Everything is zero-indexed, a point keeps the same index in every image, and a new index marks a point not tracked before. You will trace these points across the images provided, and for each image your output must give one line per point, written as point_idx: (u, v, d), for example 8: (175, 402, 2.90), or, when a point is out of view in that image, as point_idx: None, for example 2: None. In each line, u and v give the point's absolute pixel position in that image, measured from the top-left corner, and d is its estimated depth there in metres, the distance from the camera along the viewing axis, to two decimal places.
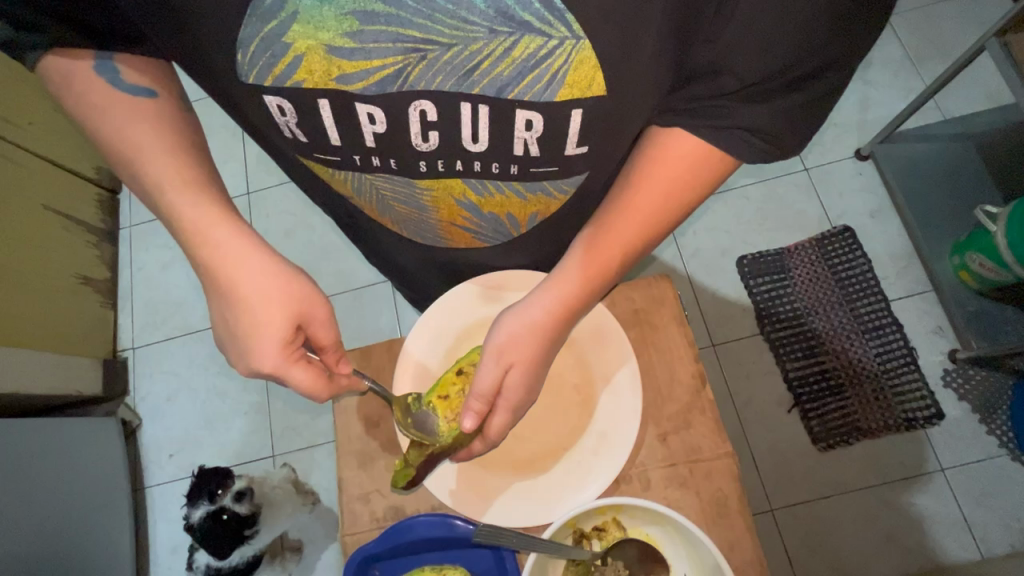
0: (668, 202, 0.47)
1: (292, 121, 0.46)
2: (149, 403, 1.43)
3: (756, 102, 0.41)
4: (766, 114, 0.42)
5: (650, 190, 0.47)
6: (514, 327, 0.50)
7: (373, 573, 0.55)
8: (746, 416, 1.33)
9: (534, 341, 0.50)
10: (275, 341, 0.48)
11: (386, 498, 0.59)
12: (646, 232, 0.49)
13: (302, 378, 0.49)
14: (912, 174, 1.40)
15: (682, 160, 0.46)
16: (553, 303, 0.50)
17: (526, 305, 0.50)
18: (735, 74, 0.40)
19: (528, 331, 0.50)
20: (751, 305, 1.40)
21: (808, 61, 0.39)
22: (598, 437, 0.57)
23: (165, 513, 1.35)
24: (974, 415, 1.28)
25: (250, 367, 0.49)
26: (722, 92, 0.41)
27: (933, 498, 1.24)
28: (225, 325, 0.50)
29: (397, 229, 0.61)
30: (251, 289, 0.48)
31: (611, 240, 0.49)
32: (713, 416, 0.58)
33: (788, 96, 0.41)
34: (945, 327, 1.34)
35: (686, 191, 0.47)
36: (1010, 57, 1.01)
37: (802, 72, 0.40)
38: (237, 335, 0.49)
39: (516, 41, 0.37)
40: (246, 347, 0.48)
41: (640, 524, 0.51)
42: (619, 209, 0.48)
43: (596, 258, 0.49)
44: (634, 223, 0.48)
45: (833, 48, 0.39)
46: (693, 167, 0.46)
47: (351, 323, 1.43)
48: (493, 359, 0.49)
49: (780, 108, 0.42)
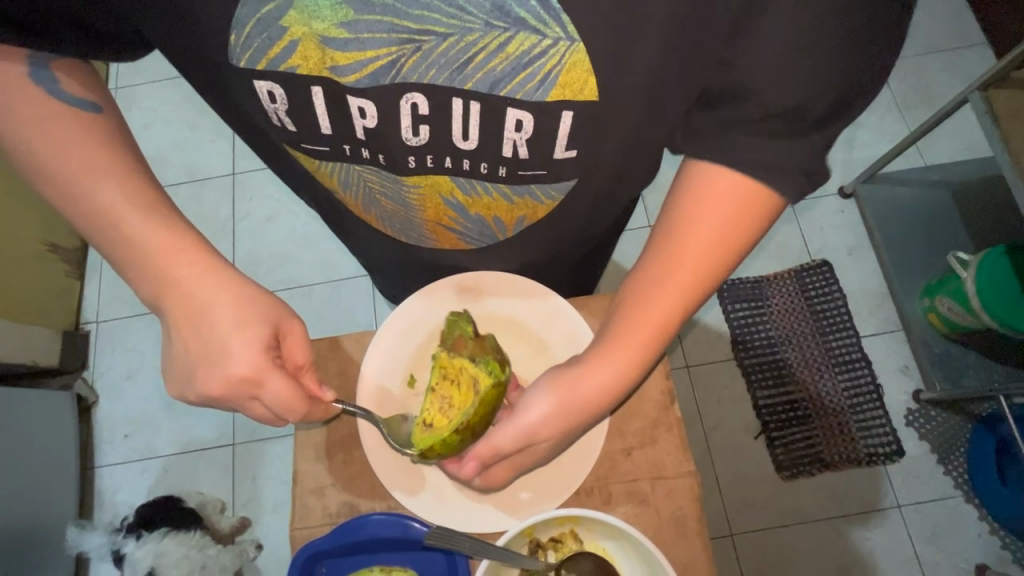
0: (703, 275, 0.46)
1: (281, 108, 0.44)
2: (108, 380, 1.38)
3: (783, 138, 0.39)
4: (798, 150, 0.39)
5: (679, 264, 0.45)
6: (532, 412, 0.49)
7: (319, 571, 0.54)
8: (714, 439, 1.34)
9: (563, 421, 0.49)
10: (253, 346, 0.47)
11: (340, 493, 0.58)
12: (697, 282, 0.46)
13: (279, 387, 0.48)
14: (892, 216, 1.44)
15: (732, 201, 0.43)
16: (565, 393, 0.49)
17: (570, 373, 0.49)
18: (758, 100, 0.38)
19: (567, 403, 0.49)
20: (727, 331, 1.41)
21: (834, 89, 0.36)
22: (564, 447, 0.56)
23: (113, 495, 1.29)
24: (933, 456, 1.31)
25: (221, 382, 0.47)
26: (743, 120, 0.39)
27: (888, 534, 1.27)
28: (188, 354, 0.48)
29: (383, 227, 0.59)
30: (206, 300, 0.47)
31: (662, 298, 0.46)
32: (679, 433, 0.58)
33: (816, 131, 0.38)
34: (911, 366, 1.37)
35: (738, 236, 0.44)
36: (992, 112, 1.04)
37: (830, 103, 0.37)
38: (203, 361, 0.47)
39: (510, 37, 0.36)
40: (218, 364, 0.47)
41: (597, 538, 0.50)
42: (631, 311, 0.48)
43: (605, 366, 0.49)
44: (685, 273, 0.46)
45: (858, 67, 0.36)
46: (693, 274, 0.46)
47: (328, 314, 1.40)
48: (515, 429, 0.49)
49: (812, 145, 0.39)
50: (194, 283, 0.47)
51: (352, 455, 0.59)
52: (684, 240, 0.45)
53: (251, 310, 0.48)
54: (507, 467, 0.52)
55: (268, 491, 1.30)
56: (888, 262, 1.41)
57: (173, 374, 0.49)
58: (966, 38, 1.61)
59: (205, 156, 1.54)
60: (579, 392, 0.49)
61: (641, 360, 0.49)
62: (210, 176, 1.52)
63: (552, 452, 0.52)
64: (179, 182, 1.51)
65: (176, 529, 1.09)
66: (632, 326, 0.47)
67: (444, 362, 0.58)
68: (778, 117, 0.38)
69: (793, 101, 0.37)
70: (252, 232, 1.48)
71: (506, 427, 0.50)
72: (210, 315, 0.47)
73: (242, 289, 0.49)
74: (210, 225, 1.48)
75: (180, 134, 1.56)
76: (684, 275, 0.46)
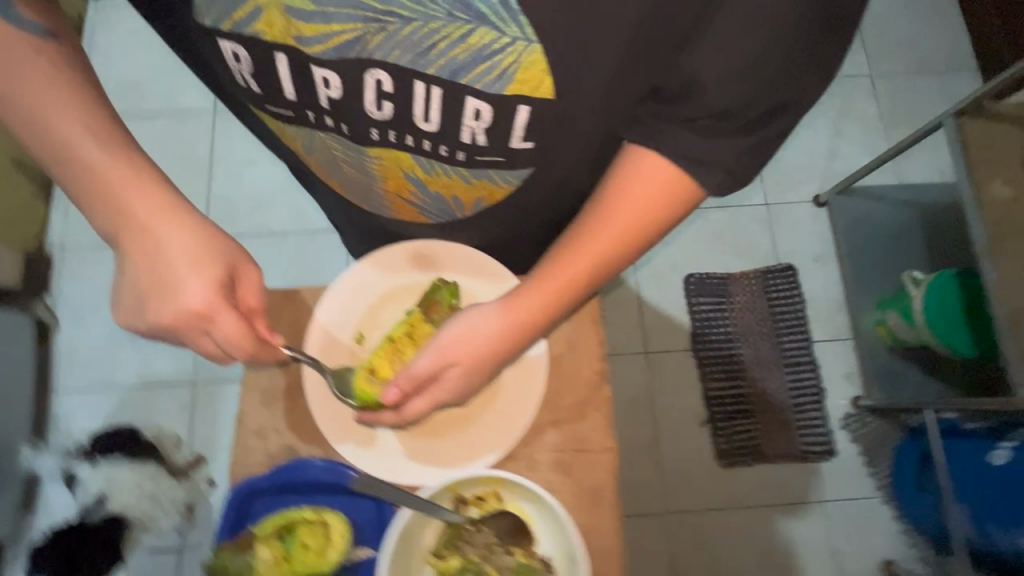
0: (624, 240, 0.47)
1: (246, 69, 0.44)
2: (70, 307, 1.36)
3: (711, 138, 0.40)
4: (721, 152, 0.41)
5: (602, 228, 0.46)
6: (463, 325, 0.51)
7: (255, 506, 0.57)
8: (662, 423, 1.40)
9: (475, 352, 0.51)
10: (204, 285, 0.48)
11: (282, 437, 0.60)
12: (618, 246, 0.47)
13: (228, 327, 0.49)
14: (860, 229, 1.48)
15: (659, 174, 0.43)
16: (500, 314, 0.51)
17: (488, 311, 0.51)
18: (699, 101, 0.39)
19: (483, 337, 0.51)
20: (688, 322, 1.46)
21: (762, 104, 0.39)
22: (497, 415, 0.59)
23: (67, 420, 1.30)
24: (861, 457, 1.39)
25: (176, 318, 0.48)
26: (688, 119, 0.40)
27: (810, 525, 1.36)
28: (144, 288, 0.49)
29: (345, 192, 0.60)
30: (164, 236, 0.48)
31: (580, 254, 0.48)
32: (606, 411, 0.61)
33: (742, 138, 0.40)
34: (854, 373, 1.44)
35: (663, 210, 0.45)
36: (961, 139, 1.07)
37: (756, 114, 0.39)
38: (156, 294, 0.49)
39: (471, 30, 0.37)
40: (170, 298, 0.48)
41: (518, 499, 0.53)
42: (566, 249, 0.48)
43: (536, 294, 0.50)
44: (606, 236, 0.47)
45: (784, 90, 0.39)
46: (624, 230, 0.46)
47: (299, 264, 1.40)
48: (434, 355, 0.51)
49: (733, 147, 0.41)
50: (153, 220, 0.48)
51: (295, 404, 0.61)
52: (611, 204, 0.45)
53: (209, 250, 0.49)
54: (428, 402, 0.53)
55: (224, 431, 1.32)
56: (848, 273, 1.47)
57: (127, 302, 0.50)
58: (958, 62, 1.63)
59: (185, 90, 1.49)
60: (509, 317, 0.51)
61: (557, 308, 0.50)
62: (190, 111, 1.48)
63: (469, 392, 0.53)
64: (158, 113, 1.47)
65: (131, 456, 1.15)
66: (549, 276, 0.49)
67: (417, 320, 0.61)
68: (718, 118, 0.40)
69: (734, 104, 0.39)
70: (228, 173, 1.45)
71: (427, 355, 0.52)
72: (165, 251, 0.48)
73: (198, 230, 0.49)
74: (186, 162, 1.45)
75: (162, 63, 1.51)
76: (620, 223, 0.46)
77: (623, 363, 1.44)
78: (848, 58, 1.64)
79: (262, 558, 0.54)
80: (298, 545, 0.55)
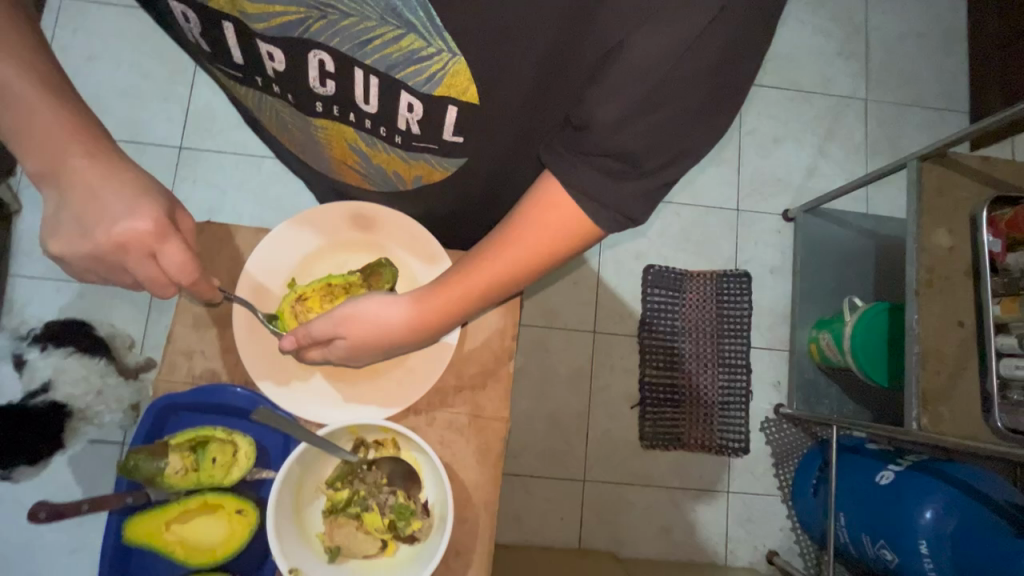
0: (520, 267, 0.49)
1: (195, 30, 0.46)
2: (36, 194, 1.36)
3: (612, 177, 0.40)
4: (618, 193, 0.41)
5: (504, 252, 0.48)
6: (366, 307, 0.55)
7: (172, 419, 0.62)
8: (595, 400, 1.49)
9: (369, 330, 0.55)
10: (149, 207, 0.51)
11: (206, 360, 0.64)
12: (515, 272, 0.49)
13: (172, 247, 0.52)
14: (818, 250, 1.54)
15: (558, 219, 0.44)
16: (401, 307, 0.55)
17: (392, 300, 0.55)
18: (596, 137, 0.39)
19: (380, 319, 0.55)
20: (638, 311, 1.53)
21: (661, 152, 0.39)
22: (405, 371, 0.64)
23: (23, 306, 1.32)
24: (771, 457, 1.51)
25: (110, 245, 0.50)
26: (584, 152, 0.40)
27: (711, 511, 1.48)
28: (76, 219, 0.50)
29: (296, 150, 0.62)
30: (102, 168, 0.51)
31: (479, 271, 0.50)
32: (506, 384, 0.66)
33: (640, 181, 0.40)
34: (781, 383, 1.53)
35: (557, 248, 0.47)
36: (918, 183, 1.11)
37: (655, 162, 0.40)
38: (93, 214, 0.50)
39: (402, 35, 0.40)
40: (110, 215, 0.50)
41: (411, 448, 0.59)
42: (469, 261, 0.51)
43: (434, 296, 0.53)
44: (505, 261, 0.49)
45: (685, 138, 0.39)
46: (523, 259, 0.48)
47: (271, 191, 1.40)
48: (331, 323, 0.55)
49: (629, 191, 0.41)
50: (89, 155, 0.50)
51: (225, 334, 0.65)
52: (515, 231, 0.47)
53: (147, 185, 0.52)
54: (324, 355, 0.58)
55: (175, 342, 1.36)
56: (796, 290, 1.53)
57: (56, 237, 0.51)
58: (951, 102, 1.66)
59: None
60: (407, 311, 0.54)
61: (451, 312, 0.54)
62: None
63: (362, 362, 0.58)
64: (145, 9, 1.43)
65: (81, 351, 1.21)
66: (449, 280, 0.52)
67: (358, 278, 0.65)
68: (613, 158, 0.40)
69: (628, 147, 0.39)
70: (210, 86, 1.42)
71: (326, 321, 0.56)
72: (107, 176, 0.50)
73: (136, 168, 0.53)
74: (170, 66, 1.42)
75: None
76: (512, 251, 0.48)
77: (569, 338, 1.51)
78: (848, 78, 1.65)
79: (173, 466, 0.58)
80: (207, 460, 0.59)
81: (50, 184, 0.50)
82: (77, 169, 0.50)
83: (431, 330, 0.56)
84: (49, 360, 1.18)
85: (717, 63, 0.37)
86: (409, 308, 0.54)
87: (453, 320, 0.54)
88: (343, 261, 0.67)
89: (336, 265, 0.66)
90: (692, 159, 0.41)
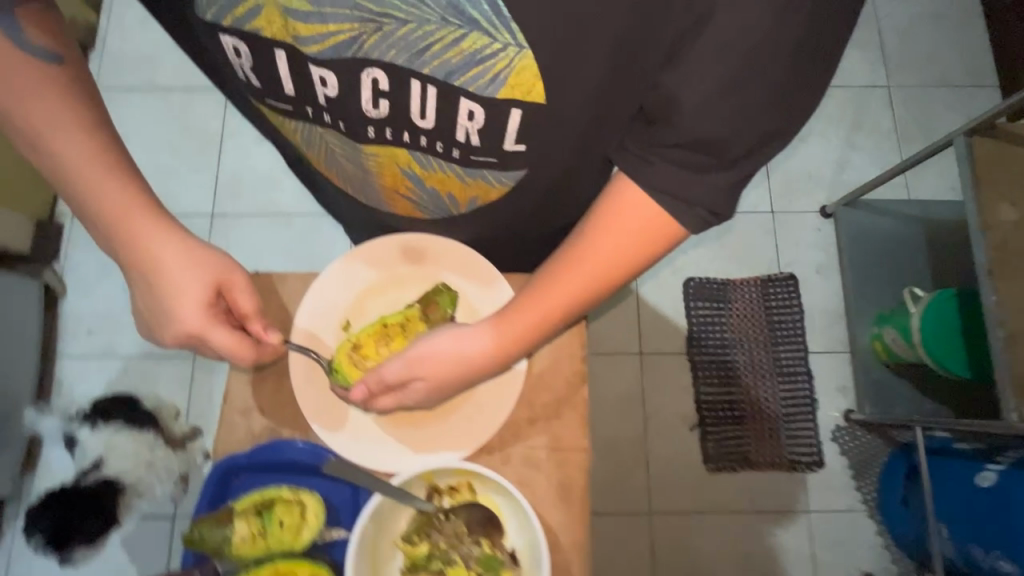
0: (602, 276, 0.48)
1: (246, 64, 0.45)
2: (78, 275, 1.39)
3: (693, 169, 0.40)
4: (700, 185, 0.40)
5: (583, 263, 0.48)
6: (441, 342, 0.54)
7: (235, 480, 0.60)
8: (651, 425, 1.41)
9: (448, 366, 0.54)
10: (194, 306, 0.53)
11: (265, 416, 0.62)
12: (596, 282, 0.48)
13: (223, 339, 0.54)
14: (865, 243, 1.47)
15: (635, 221, 0.44)
16: (478, 338, 0.53)
17: (467, 332, 0.54)
18: (676, 127, 0.39)
19: (457, 354, 0.53)
20: (685, 327, 1.47)
21: (744, 137, 0.38)
22: (474, 407, 0.61)
23: (71, 385, 1.33)
24: (848, 471, 1.39)
25: (176, 332, 0.54)
26: (662, 145, 0.40)
27: (792, 534, 1.36)
28: (150, 306, 0.55)
29: (343, 185, 0.60)
30: (156, 262, 0.53)
31: (558, 287, 0.49)
32: (581, 411, 0.62)
33: (723, 172, 0.40)
34: (848, 387, 1.44)
35: (638, 252, 0.46)
36: (970, 158, 1.06)
37: (737, 149, 0.39)
38: (159, 317, 0.55)
39: (464, 35, 0.38)
40: (169, 320, 0.54)
41: (491, 491, 0.55)
42: (546, 280, 0.50)
43: (515, 319, 0.52)
44: (586, 274, 0.48)
45: (771, 117, 0.38)
46: (603, 268, 0.47)
47: (302, 246, 1.41)
48: (408, 365, 0.54)
49: (713, 182, 0.40)
50: (151, 243, 0.53)
51: (282, 386, 0.63)
52: (592, 241, 0.47)
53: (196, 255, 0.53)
54: (394, 401, 0.56)
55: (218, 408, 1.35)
56: (849, 287, 1.46)
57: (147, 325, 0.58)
58: (978, 78, 1.60)
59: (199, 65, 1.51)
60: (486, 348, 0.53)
61: (531, 335, 0.52)
62: (204, 88, 1.50)
63: (440, 400, 0.56)
64: (172, 88, 1.49)
65: (128, 426, 1.23)
66: (526, 303, 0.51)
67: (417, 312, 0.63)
68: (693, 150, 0.39)
69: (711, 137, 0.38)
70: (237, 152, 1.47)
71: (400, 362, 0.55)
72: (161, 275, 0.53)
73: (187, 250, 0.53)
74: (198, 138, 1.47)
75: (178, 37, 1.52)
76: (596, 263, 0.47)
77: (616, 362, 1.45)
78: (866, 68, 1.62)
79: (238, 533, 0.54)
80: (275, 523, 0.55)
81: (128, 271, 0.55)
82: (142, 269, 0.54)
83: (510, 357, 0.54)
84: (99, 438, 1.21)
85: (805, 32, 0.35)
86: (486, 339, 0.53)
87: (533, 343, 0.53)
88: (398, 296, 0.65)
89: (390, 301, 0.65)
90: (780, 139, 0.39)
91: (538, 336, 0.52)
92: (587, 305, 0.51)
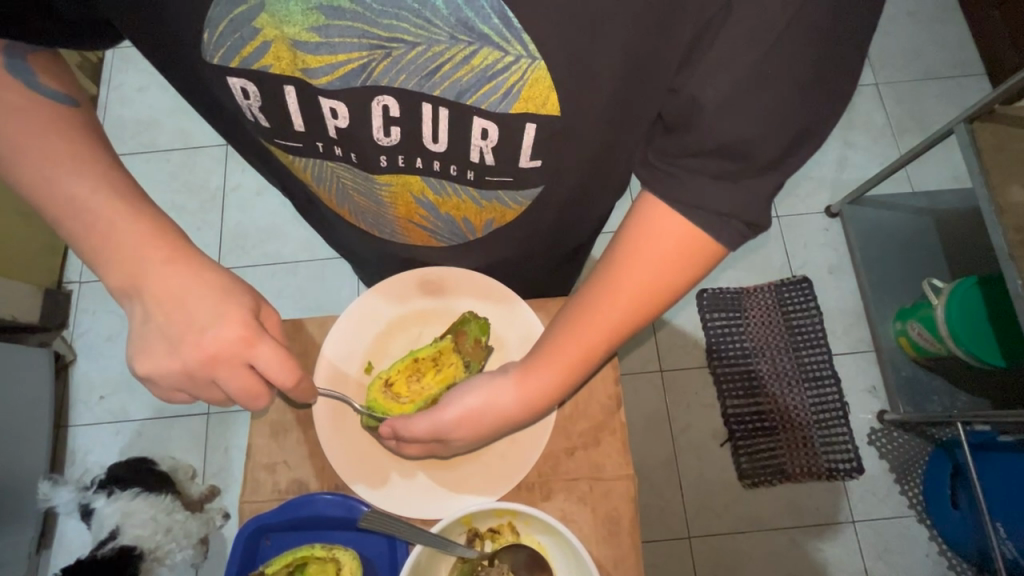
0: (636, 308, 0.47)
1: (255, 105, 0.45)
2: (88, 341, 1.38)
3: (727, 179, 0.38)
4: (739, 196, 0.38)
5: (616, 298, 0.47)
6: (475, 401, 0.53)
7: (264, 544, 0.56)
8: (680, 444, 1.37)
9: (484, 421, 0.53)
10: (240, 313, 0.49)
11: (291, 470, 0.59)
12: (631, 316, 0.47)
13: (268, 352, 0.49)
14: (874, 239, 1.46)
15: (669, 240, 0.43)
16: (511, 391, 0.52)
17: (501, 387, 0.52)
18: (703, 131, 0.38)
19: (493, 410, 0.52)
20: (704, 338, 1.44)
21: (776, 143, 0.37)
22: (508, 441, 0.58)
23: (85, 454, 1.31)
24: (891, 475, 1.34)
25: (208, 343, 0.47)
26: (689, 153, 0.39)
27: (841, 548, 1.30)
28: (170, 321, 0.48)
29: (355, 221, 0.60)
30: (188, 277, 0.49)
31: (592, 328, 0.48)
32: (621, 437, 0.59)
33: (761, 178, 0.38)
34: (878, 387, 1.39)
35: (672, 278, 0.45)
36: (974, 146, 1.05)
37: (771, 156, 0.37)
38: (183, 333, 0.48)
39: (475, 51, 0.38)
40: (201, 330, 0.48)
41: (533, 532, 0.52)
42: (580, 323, 0.49)
43: (549, 368, 0.51)
44: (620, 308, 0.47)
45: (806, 115, 0.36)
46: (635, 297, 0.46)
47: (310, 293, 1.41)
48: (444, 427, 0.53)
49: (752, 191, 0.38)
50: (168, 266, 0.49)
51: (307, 435, 0.60)
52: (626, 270, 0.45)
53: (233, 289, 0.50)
54: (423, 449, 0.55)
55: (235, 464, 1.31)
56: (865, 284, 1.44)
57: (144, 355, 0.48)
58: (964, 68, 1.62)
59: (198, 124, 1.53)
60: (523, 387, 0.52)
61: (566, 378, 0.51)
62: (204, 144, 1.52)
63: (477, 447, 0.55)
64: (172, 148, 1.51)
65: (147, 490, 1.10)
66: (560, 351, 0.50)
67: (448, 346, 0.62)
68: (726, 159, 0.38)
69: (738, 141, 0.37)
70: (240, 206, 1.48)
71: (428, 416, 0.53)
72: (193, 288, 0.49)
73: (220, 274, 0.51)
74: (200, 195, 1.48)
75: (176, 99, 1.55)
76: (631, 295, 0.46)
77: (637, 382, 1.41)
78: None
79: None
80: None
81: (137, 298, 0.49)
82: (165, 284, 0.48)
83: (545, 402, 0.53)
84: (116, 505, 1.06)
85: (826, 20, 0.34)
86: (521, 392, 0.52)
87: (570, 387, 0.52)
88: (419, 331, 0.64)
89: (410, 338, 0.64)
90: (812, 142, 0.38)
91: (573, 378, 0.51)
92: (622, 339, 0.50)
